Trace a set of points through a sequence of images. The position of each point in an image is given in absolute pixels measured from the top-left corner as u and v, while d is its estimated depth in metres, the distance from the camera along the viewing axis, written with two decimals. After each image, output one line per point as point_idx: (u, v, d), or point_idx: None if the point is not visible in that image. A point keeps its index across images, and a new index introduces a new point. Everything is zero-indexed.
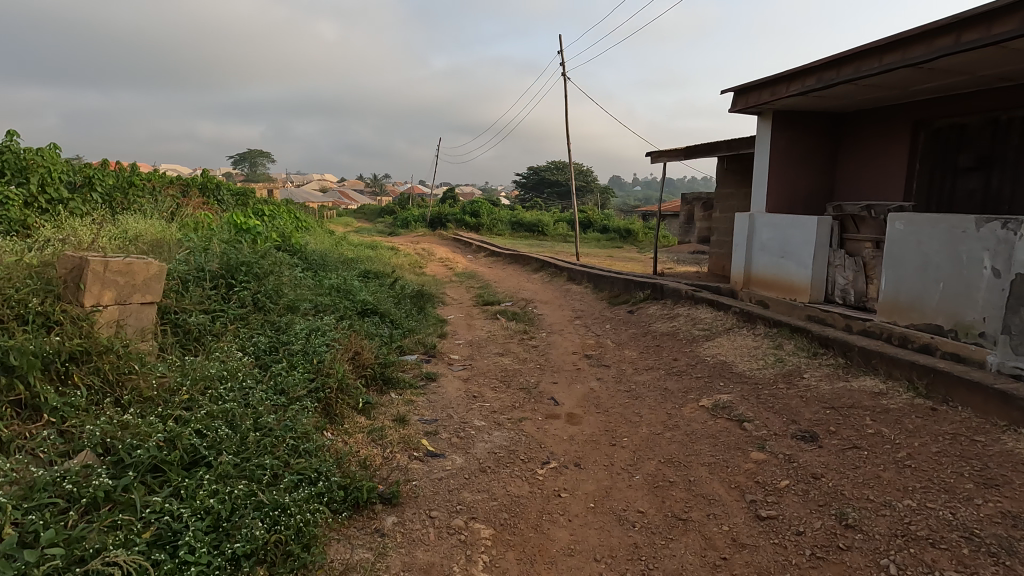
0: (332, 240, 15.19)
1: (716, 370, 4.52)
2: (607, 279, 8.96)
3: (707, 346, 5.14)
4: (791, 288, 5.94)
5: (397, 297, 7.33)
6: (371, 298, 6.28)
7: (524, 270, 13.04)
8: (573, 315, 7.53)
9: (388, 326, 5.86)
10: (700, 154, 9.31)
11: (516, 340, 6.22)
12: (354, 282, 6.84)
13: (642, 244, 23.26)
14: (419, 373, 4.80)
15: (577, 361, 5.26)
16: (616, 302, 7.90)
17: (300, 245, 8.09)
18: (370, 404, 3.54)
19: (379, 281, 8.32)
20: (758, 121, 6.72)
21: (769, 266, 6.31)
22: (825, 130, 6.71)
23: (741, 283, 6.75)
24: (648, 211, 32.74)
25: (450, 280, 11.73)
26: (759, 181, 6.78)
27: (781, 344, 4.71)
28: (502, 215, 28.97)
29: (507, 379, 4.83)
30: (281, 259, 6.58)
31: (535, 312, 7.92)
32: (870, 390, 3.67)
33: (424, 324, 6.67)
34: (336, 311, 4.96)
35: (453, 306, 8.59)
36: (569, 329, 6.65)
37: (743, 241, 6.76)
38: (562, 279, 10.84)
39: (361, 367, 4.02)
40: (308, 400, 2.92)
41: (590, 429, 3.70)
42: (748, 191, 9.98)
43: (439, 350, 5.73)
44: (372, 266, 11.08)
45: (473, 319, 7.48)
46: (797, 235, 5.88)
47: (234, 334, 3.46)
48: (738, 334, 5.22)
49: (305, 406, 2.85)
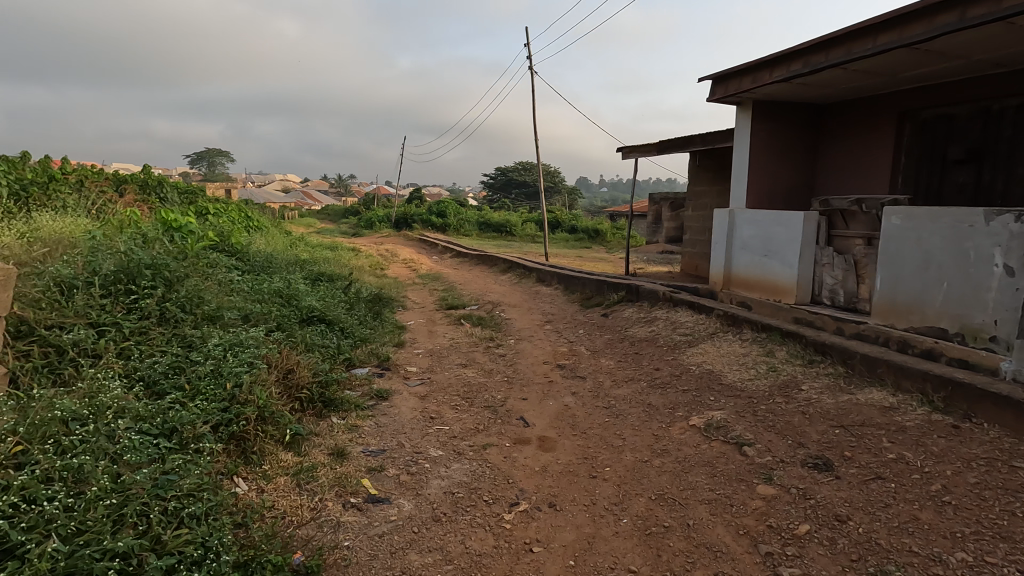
0: (287, 241, 14.29)
1: (703, 382, 4.05)
2: (579, 280, 8.47)
3: (691, 354, 4.67)
4: (775, 289, 5.56)
5: (350, 302, 6.66)
6: (318, 304, 5.61)
7: (491, 272, 12.46)
8: (543, 320, 7.00)
9: (337, 335, 5.21)
10: (673, 149, 8.94)
11: (481, 348, 5.65)
12: (300, 285, 6.15)
13: (611, 244, 23.01)
14: (368, 390, 4.18)
15: (549, 373, 4.72)
16: (588, 305, 7.41)
17: (242, 245, 7.32)
18: (300, 436, 2.91)
19: (332, 285, 7.61)
20: (736, 112, 6.34)
21: (750, 265, 5.93)
22: (804, 122, 6.39)
23: (721, 283, 6.36)
24: (616, 212, 32.60)
25: (412, 282, 11.06)
26: (738, 176, 6.40)
27: (772, 351, 4.28)
28: (469, 215, 28.34)
29: (469, 395, 4.26)
30: (216, 260, 5.84)
31: (502, 316, 7.36)
32: (881, 404, 3.24)
33: (379, 331, 6.03)
34: (272, 321, 4.29)
35: (414, 310, 7.96)
36: (539, 335, 6.11)
37: (723, 239, 6.37)
38: (531, 280, 10.31)
39: (295, 388, 3.38)
40: (208, 440, 2.30)
41: (566, 457, 3.16)
42: (722, 189, 9.69)
43: (395, 361, 5.11)
44: (328, 268, 10.33)
45: (435, 325, 6.87)
46: (781, 232, 5.50)
47: (126, 354, 2.78)
48: (723, 340, 4.78)
49: (202, 449, 2.23)
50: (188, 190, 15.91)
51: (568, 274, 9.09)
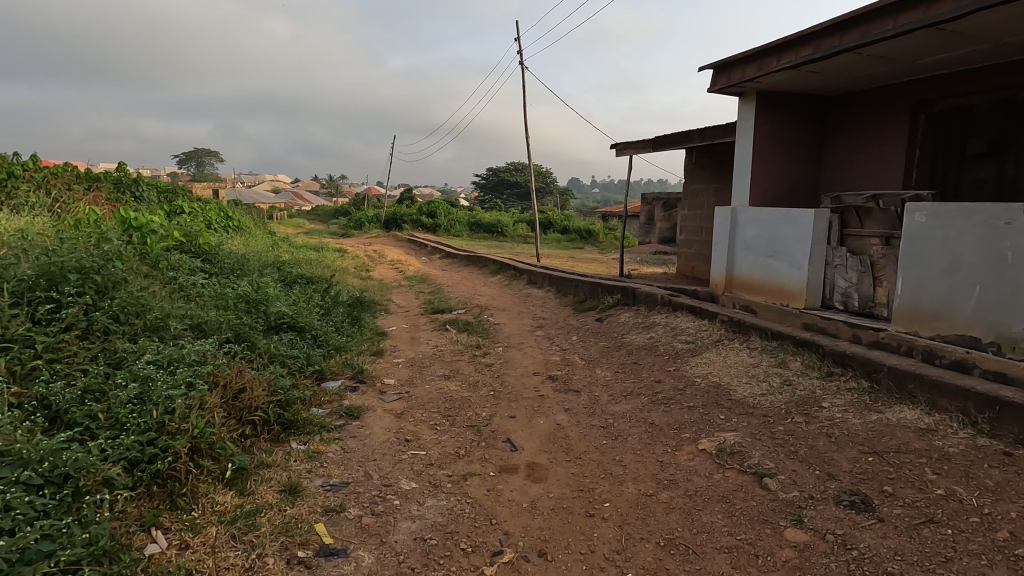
0: (269, 241, 13.77)
1: (710, 396, 3.65)
2: (572, 282, 8.06)
3: (694, 364, 4.27)
4: (783, 292, 5.18)
5: (327, 306, 6.21)
6: (290, 309, 5.16)
7: (480, 273, 12.01)
8: (534, 325, 6.58)
9: (308, 344, 4.76)
10: (670, 146, 8.57)
11: (466, 357, 5.22)
12: (271, 289, 5.68)
13: (603, 245, 22.67)
14: (338, 408, 3.74)
15: (540, 385, 4.30)
16: (581, 309, 7.00)
17: (211, 245, 6.85)
18: (246, 469, 2.47)
19: (310, 288, 7.15)
20: (739, 104, 5.97)
21: (755, 267, 5.55)
22: (811, 115, 6.02)
23: (722, 286, 5.98)
24: (608, 213, 32.32)
25: (398, 284, 10.61)
26: (740, 172, 6.02)
27: (785, 362, 3.89)
28: (460, 215, 27.88)
29: (451, 411, 3.83)
30: (177, 263, 5.37)
31: (490, 321, 6.93)
32: (916, 425, 2.85)
33: (356, 338, 5.58)
34: (229, 330, 3.84)
35: (398, 314, 7.52)
36: (530, 342, 5.69)
37: (724, 239, 5.99)
38: (522, 282, 9.89)
39: (246, 410, 2.93)
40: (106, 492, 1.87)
41: (559, 490, 2.74)
42: (720, 187, 9.33)
43: (371, 372, 4.67)
44: (309, 269, 9.85)
45: (419, 331, 6.43)
46: (789, 231, 5.12)
47: (34, 378, 2.34)
48: (730, 348, 4.38)
49: (96, 505, 1.81)
50: (167, 188, 15.33)
51: (560, 276, 8.68)
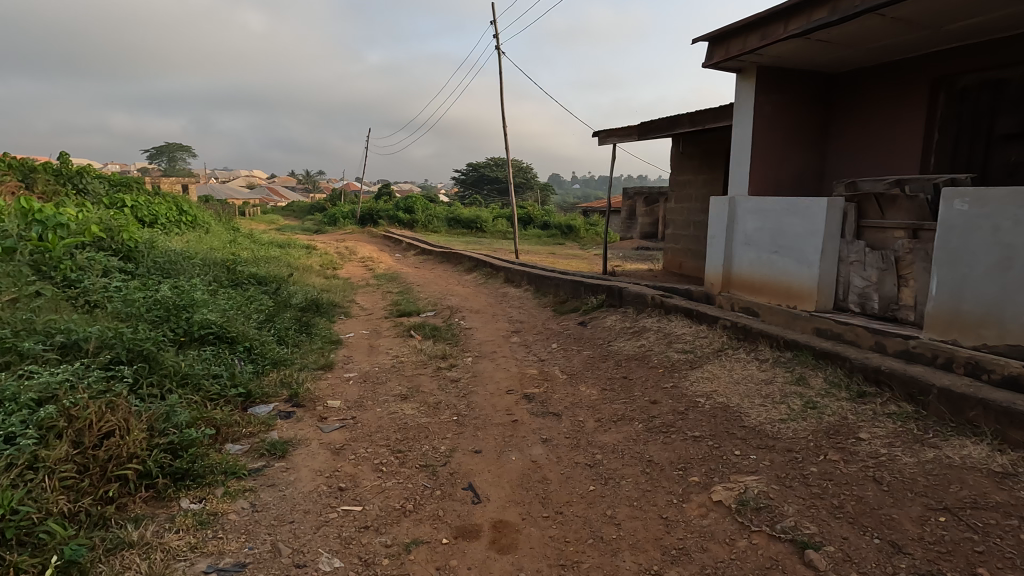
0: (229, 238, 12.85)
1: (718, 423, 3.00)
2: (552, 281, 7.38)
3: (695, 380, 3.62)
4: (791, 293, 4.57)
5: (272, 313, 5.43)
6: (220, 317, 4.39)
7: (455, 271, 11.28)
8: (510, 330, 5.88)
9: (236, 362, 3.99)
10: (657, 133, 7.94)
11: (429, 370, 4.49)
12: (203, 294, 4.91)
13: (585, 241, 22.09)
14: (259, 444, 2.99)
15: (513, 407, 3.61)
16: (562, 311, 6.33)
17: (141, 241, 6.02)
18: (83, 560, 1.79)
19: (257, 290, 6.37)
20: (737, 82, 5.36)
21: (756, 264, 4.96)
22: (814, 95, 5.45)
23: (719, 285, 5.38)
24: (589, 209, 31.87)
25: (365, 283, 9.81)
26: (738, 158, 5.42)
27: (804, 379, 3.26)
28: (437, 211, 27.07)
29: (403, 443, 3.12)
30: (85, 263, 4.57)
31: (461, 325, 6.21)
32: (989, 468, 2.23)
33: (302, 349, 4.82)
34: (122, 350, 3.09)
35: (359, 318, 6.76)
36: (504, 350, 4.99)
37: (721, 232, 5.37)
38: (498, 281, 9.17)
39: (113, 461, 2.20)
40: None
41: (532, 566, 2.06)
42: (709, 177, 8.76)
43: (314, 391, 3.93)
44: (265, 268, 9.01)
45: (380, 338, 5.68)
46: (797, 224, 4.52)
47: None
48: (735, 361, 3.74)
49: None
50: (119, 181, 14.30)
51: (539, 274, 8.00)
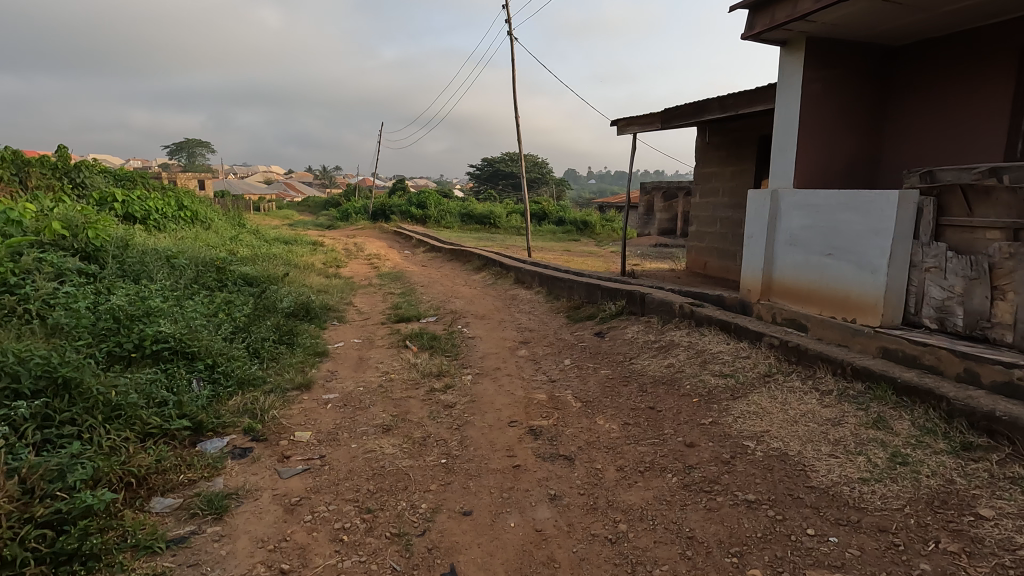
0: (231, 233, 12.38)
1: (778, 482, 2.33)
2: (566, 283, 6.72)
3: (740, 416, 2.95)
4: (849, 303, 3.85)
5: (251, 321, 4.86)
6: (181, 329, 3.82)
7: (464, 270, 10.66)
8: (517, 340, 5.23)
9: (191, 386, 3.41)
10: (681, 120, 7.19)
11: (420, 392, 3.86)
12: (169, 302, 4.35)
13: (601, 238, 21.35)
14: (193, 499, 2.39)
15: (516, 445, 2.97)
16: (577, 319, 5.65)
17: (115, 238, 5.49)
18: None
19: (241, 295, 5.81)
20: (781, 56, 4.62)
21: (805, 268, 4.24)
22: (870, 71, 4.69)
23: (758, 291, 4.67)
24: (604, 204, 31.10)
25: (367, 284, 9.23)
26: (782, 144, 4.68)
27: (885, 422, 2.57)
28: (450, 206, 26.45)
29: (376, 496, 2.50)
30: (33, 265, 4.04)
31: (464, 334, 5.56)
32: None
33: (279, 364, 4.23)
34: (28, 381, 2.55)
35: (354, 323, 6.18)
36: (509, 366, 4.34)
37: (761, 231, 4.65)
38: (508, 281, 8.51)
39: None
40: None
41: None
42: (739, 169, 8.00)
43: (281, 420, 3.32)
44: (259, 267, 8.47)
45: (371, 349, 5.07)
46: (857, 222, 3.79)
47: None
48: (789, 392, 3.05)
49: None
50: (124, 175, 13.92)
51: (552, 275, 7.33)
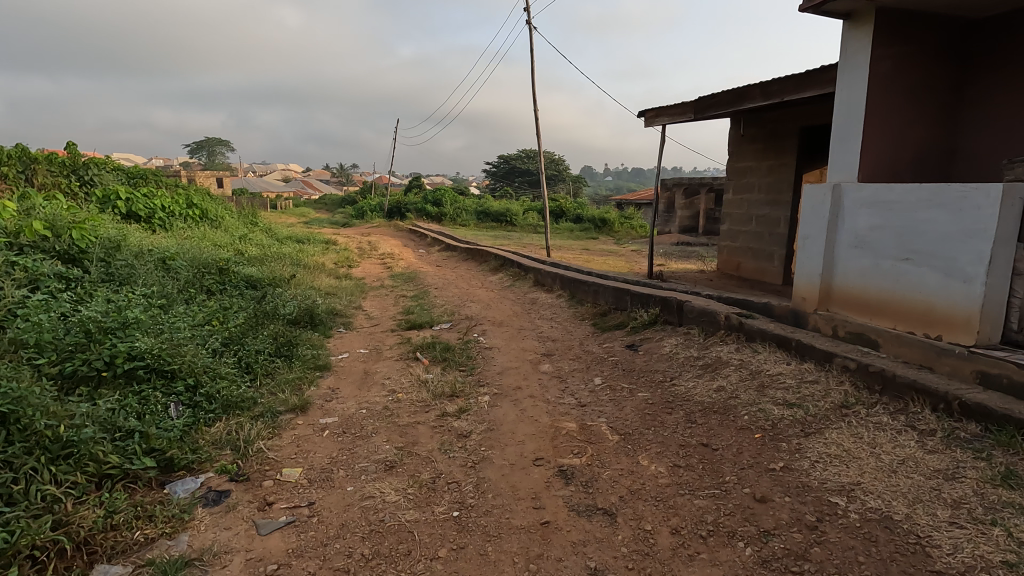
0: (241, 232, 12.04)
1: (889, 563, 1.79)
2: (591, 287, 6.18)
3: (819, 460, 2.41)
4: (934, 316, 3.29)
5: (246, 332, 4.41)
6: (161, 343, 3.38)
7: (480, 270, 10.18)
8: (539, 352, 4.72)
9: (167, 412, 2.97)
10: (717, 109, 6.58)
11: (430, 416, 3.38)
12: (153, 311, 3.92)
13: (620, 236, 20.75)
14: (144, 568, 1.93)
15: (543, 491, 2.46)
16: (604, 328, 5.12)
17: (105, 239, 5.10)
18: None
19: (241, 301, 5.38)
20: (845, 31, 4.02)
21: (875, 275, 3.66)
22: (949, 48, 4.07)
23: (815, 301, 4.09)
24: (622, 201, 30.45)
25: (379, 285, 8.78)
26: (845, 132, 4.09)
27: (1019, 479, 2.01)
28: (466, 203, 25.99)
29: (373, 563, 2.01)
30: (3, 271, 3.65)
31: (480, 344, 5.06)
32: None
33: (273, 382, 3.77)
34: None
35: (362, 330, 5.74)
36: (532, 385, 3.83)
37: (819, 231, 4.06)
38: (527, 284, 8.00)
39: None
40: None
41: None
42: (778, 163, 7.38)
43: (267, 453, 2.85)
44: (266, 268, 8.07)
45: (377, 361, 4.60)
46: (943, 221, 3.21)
47: None
48: (878, 432, 2.49)
49: None
50: (136, 174, 13.68)
51: (575, 278, 6.79)
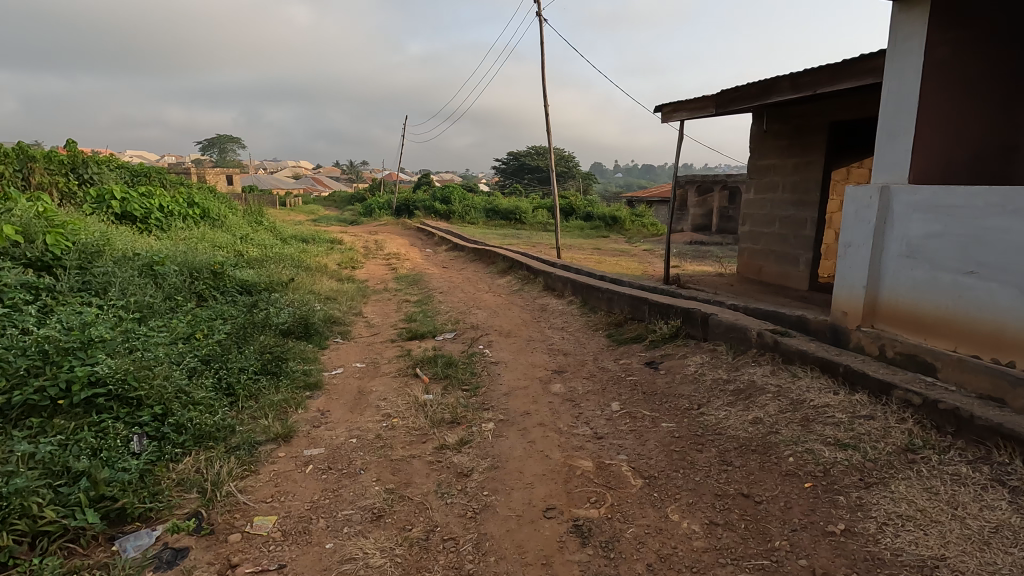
0: (244, 231, 11.75)
1: None
2: (605, 295, 5.76)
3: (889, 523, 1.99)
4: (1006, 340, 2.86)
5: (231, 346, 4.06)
6: (127, 364, 3.03)
7: (488, 272, 9.79)
8: (549, 369, 4.32)
9: (127, 447, 2.61)
10: (741, 103, 6.12)
11: (427, 448, 3.00)
12: (126, 325, 3.57)
13: (631, 235, 20.28)
14: None
15: (555, 555, 2.07)
16: (620, 342, 4.71)
17: (84, 243, 4.76)
18: None
19: (230, 310, 5.04)
20: (896, 13, 3.56)
21: (931, 289, 3.22)
22: (1013, 31, 3.61)
23: (859, 316, 3.65)
24: (632, 199, 29.95)
25: (381, 289, 8.43)
26: (893, 127, 3.63)
27: None
28: (474, 201, 25.63)
29: None
30: None
31: (485, 358, 4.68)
32: None
33: (255, 406, 3.41)
34: None
35: (360, 340, 5.38)
36: (542, 411, 3.44)
37: (863, 238, 3.62)
38: (537, 288, 7.59)
39: None
40: None
41: None
42: (806, 161, 6.91)
43: (237, 497, 2.49)
44: (265, 271, 7.73)
45: (373, 378, 4.23)
46: (1019, 230, 2.78)
47: None
48: (959, 488, 2.08)
49: None
50: (140, 171, 13.45)
51: (587, 283, 6.38)
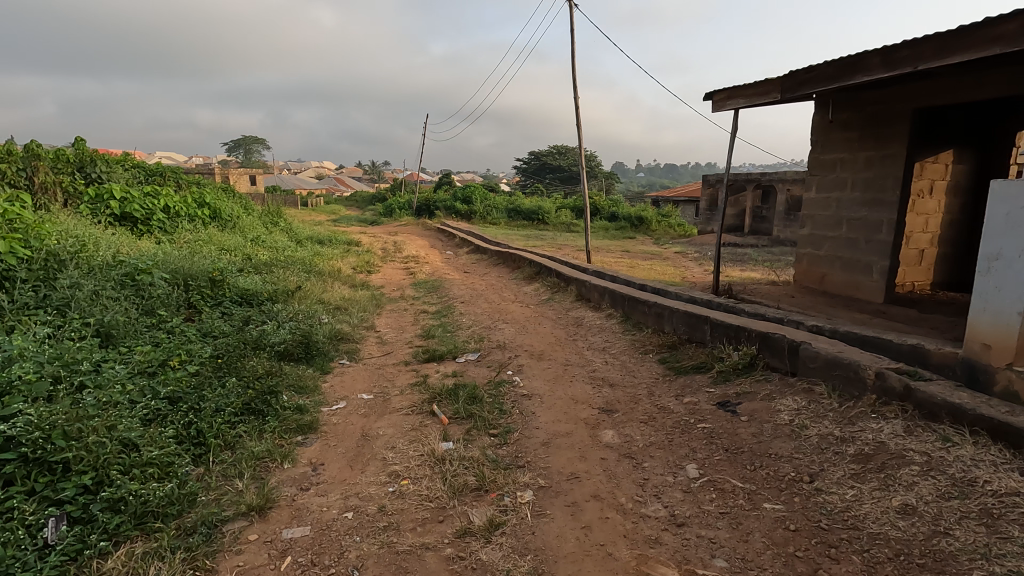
0: (257, 233, 11.20)
1: None
2: (654, 310, 4.92)
3: None
4: None
5: (209, 378, 3.34)
6: (54, 415, 2.31)
7: (512, 278, 9.02)
8: (595, 406, 3.52)
9: (33, 541, 1.90)
10: (814, 86, 5.22)
11: (445, 533, 2.23)
12: (74, 357, 2.87)
13: (659, 236, 19.36)
14: None
15: None
16: (679, 371, 3.87)
17: (50, 250, 4.10)
18: None
19: (218, 326, 4.34)
20: None
21: None
22: None
23: (1010, 353, 2.77)
24: (657, 198, 28.95)
25: (397, 296, 7.72)
26: None
27: None
28: (495, 201, 24.90)
29: None
30: None
31: (515, 389, 3.89)
32: None
33: (228, 462, 2.68)
34: None
35: (368, 361, 4.66)
36: (593, 473, 2.64)
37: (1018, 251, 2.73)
38: (568, 298, 6.78)
39: None
40: None
41: None
42: (883, 155, 5.98)
43: None
44: (272, 277, 7.08)
45: (381, 415, 3.48)
46: None
47: None
48: None
49: None
50: (154, 171, 12.95)
51: (629, 295, 5.55)
